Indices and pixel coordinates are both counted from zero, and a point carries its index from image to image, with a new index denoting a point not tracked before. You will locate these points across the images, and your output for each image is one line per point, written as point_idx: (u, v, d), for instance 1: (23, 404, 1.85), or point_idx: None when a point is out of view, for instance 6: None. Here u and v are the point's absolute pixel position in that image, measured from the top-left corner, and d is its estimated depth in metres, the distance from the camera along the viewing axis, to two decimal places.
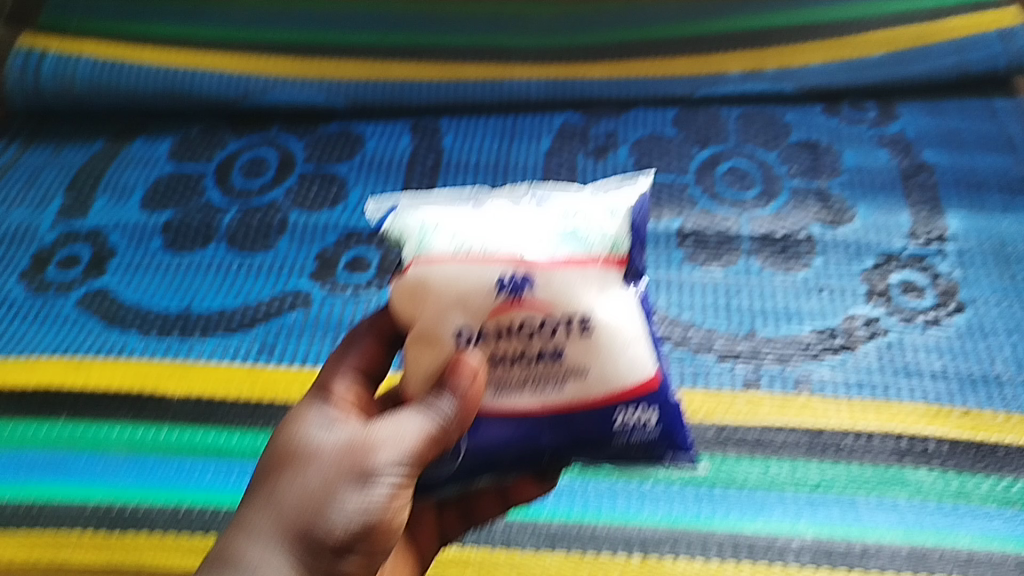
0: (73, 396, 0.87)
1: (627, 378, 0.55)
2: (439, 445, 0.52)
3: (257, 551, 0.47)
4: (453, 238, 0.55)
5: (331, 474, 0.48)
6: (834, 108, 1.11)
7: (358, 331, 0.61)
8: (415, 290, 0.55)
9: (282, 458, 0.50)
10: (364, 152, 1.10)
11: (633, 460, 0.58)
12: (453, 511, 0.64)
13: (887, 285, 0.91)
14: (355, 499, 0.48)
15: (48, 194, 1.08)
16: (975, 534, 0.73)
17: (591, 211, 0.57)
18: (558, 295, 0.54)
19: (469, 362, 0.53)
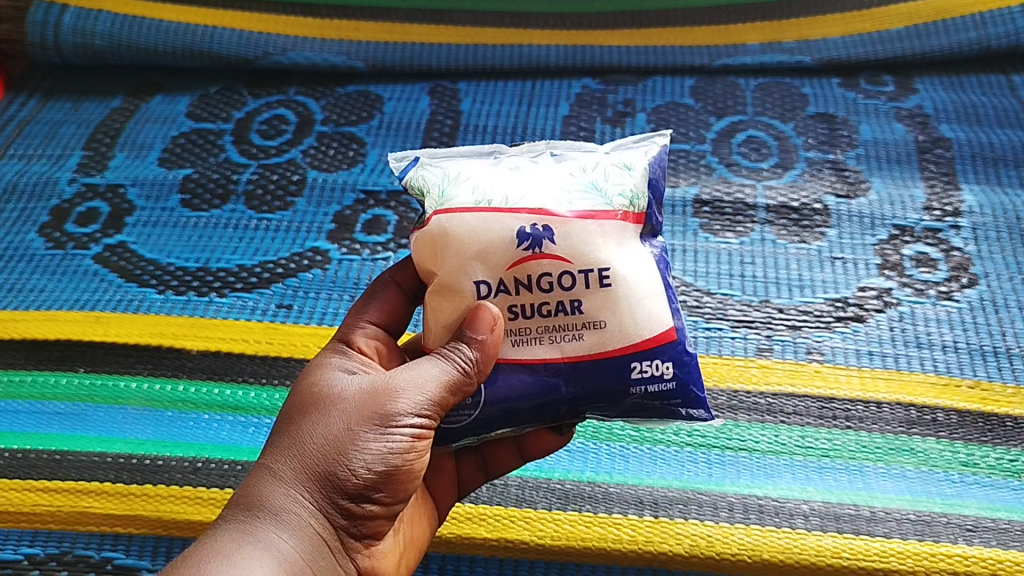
0: (90, 348, 0.88)
1: (644, 330, 0.56)
2: (458, 391, 0.54)
3: (282, 490, 0.50)
4: (474, 191, 0.56)
5: (352, 420, 0.51)
6: (853, 80, 1.10)
7: (381, 282, 0.63)
8: (435, 240, 0.55)
9: (307, 405, 0.53)
10: (382, 114, 1.10)
11: (649, 417, 0.59)
12: (471, 459, 0.67)
13: (899, 257, 0.91)
14: (375, 443, 0.51)
15: (67, 149, 1.09)
16: (981, 503, 0.73)
17: (607, 168, 0.58)
18: (578, 247, 0.55)
19: (489, 311, 0.54)
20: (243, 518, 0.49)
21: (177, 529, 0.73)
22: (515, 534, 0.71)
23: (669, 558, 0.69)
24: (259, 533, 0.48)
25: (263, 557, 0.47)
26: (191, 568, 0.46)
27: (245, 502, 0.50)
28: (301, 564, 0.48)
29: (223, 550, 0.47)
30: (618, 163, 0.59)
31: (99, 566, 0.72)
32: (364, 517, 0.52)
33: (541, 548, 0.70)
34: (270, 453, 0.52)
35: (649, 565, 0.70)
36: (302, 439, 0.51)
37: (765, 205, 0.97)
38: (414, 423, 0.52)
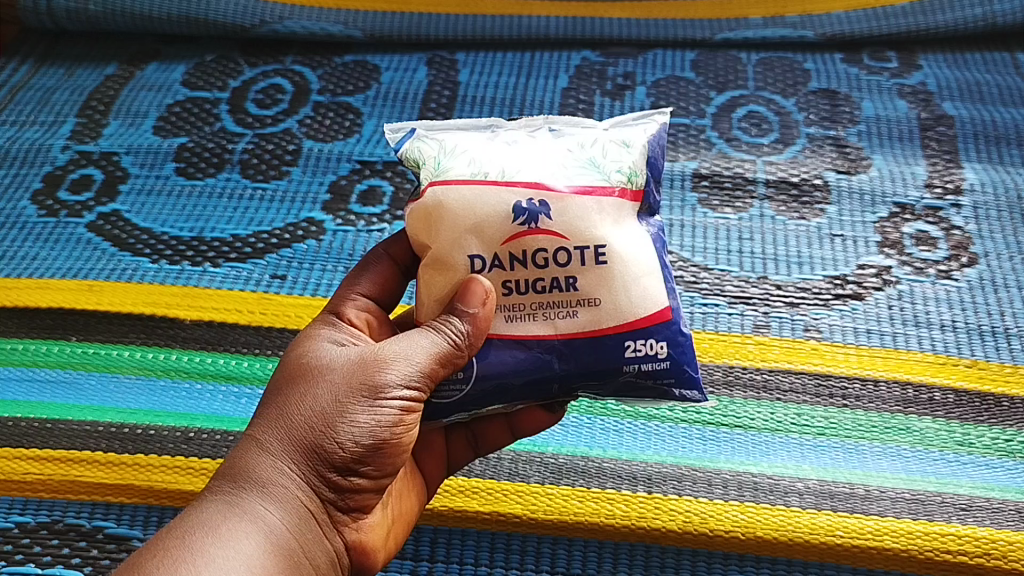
0: (84, 317, 0.87)
1: (639, 309, 0.55)
2: (449, 364, 0.53)
3: (269, 463, 0.49)
4: (471, 164, 0.55)
5: (341, 391, 0.50)
6: (856, 57, 1.09)
7: (374, 253, 0.63)
8: (429, 213, 0.54)
9: (296, 375, 0.52)
10: (379, 85, 1.09)
11: (642, 398, 0.58)
12: (460, 434, 0.66)
13: (899, 235, 0.91)
14: (363, 415, 0.50)
15: (60, 116, 1.07)
16: (976, 483, 0.73)
17: (606, 144, 0.58)
18: (574, 223, 0.54)
19: (481, 284, 0.53)
20: (229, 490, 0.49)
21: (169, 499, 0.73)
22: (509, 507, 0.70)
23: (662, 534, 0.69)
24: (245, 506, 0.48)
25: (250, 531, 0.47)
26: (175, 542, 0.45)
27: (232, 472, 0.49)
28: (288, 538, 0.48)
29: (209, 524, 0.47)
30: (617, 140, 0.58)
31: (90, 534, 0.71)
32: (352, 490, 0.51)
33: (535, 522, 0.70)
34: (257, 423, 0.51)
35: (641, 541, 0.69)
36: (289, 410, 0.50)
37: (764, 180, 0.96)
38: (403, 395, 0.51)
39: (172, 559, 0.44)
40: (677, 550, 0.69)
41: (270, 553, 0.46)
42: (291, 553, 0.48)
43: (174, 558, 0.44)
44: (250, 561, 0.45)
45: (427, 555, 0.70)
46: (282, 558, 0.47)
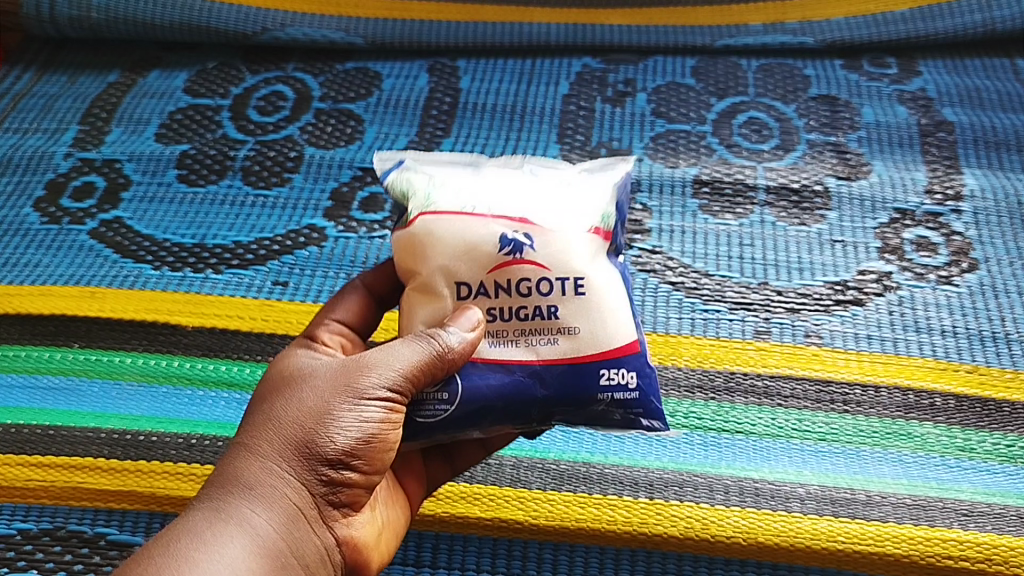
0: (86, 323, 0.87)
1: (614, 339, 0.55)
2: (435, 376, 0.53)
3: (255, 466, 0.49)
4: (458, 197, 0.56)
5: (326, 395, 0.51)
6: (856, 62, 1.09)
7: (351, 285, 0.63)
8: (416, 241, 0.55)
9: (281, 386, 0.53)
10: (381, 92, 1.09)
11: (607, 427, 0.57)
12: (437, 458, 0.66)
13: (900, 241, 0.91)
14: (348, 414, 0.51)
15: (63, 123, 1.08)
16: (977, 488, 0.73)
17: (579, 187, 0.59)
18: (556, 256, 0.55)
19: (472, 313, 0.54)
20: (216, 495, 0.48)
21: (172, 506, 0.73)
22: (510, 514, 0.70)
23: (664, 540, 0.69)
24: (231, 510, 0.47)
25: (237, 534, 0.46)
26: (161, 547, 0.45)
27: (219, 481, 0.49)
28: (276, 539, 0.47)
29: (196, 528, 0.46)
30: (591, 185, 0.59)
31: (92, 542, 0.72)
32: (341, 489, 0.51)
33: (536, 529, 0.70)
34: (244, 432, 0.52)
35: (642, 547, 0.69)
36: (276, 415, 0.51)
37: (765, 186, 0.96)
38: (385, 397, 0.52)
39: (157, 563, 0.44)
40: (678, 556, 0.69)
41: (258, 554, 0.46)
42: (278, 554, 0.47)
43: (160, 562, 0.44)
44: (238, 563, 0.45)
45: (429, 561, 0.70)
46: (270, 559, 0.46)
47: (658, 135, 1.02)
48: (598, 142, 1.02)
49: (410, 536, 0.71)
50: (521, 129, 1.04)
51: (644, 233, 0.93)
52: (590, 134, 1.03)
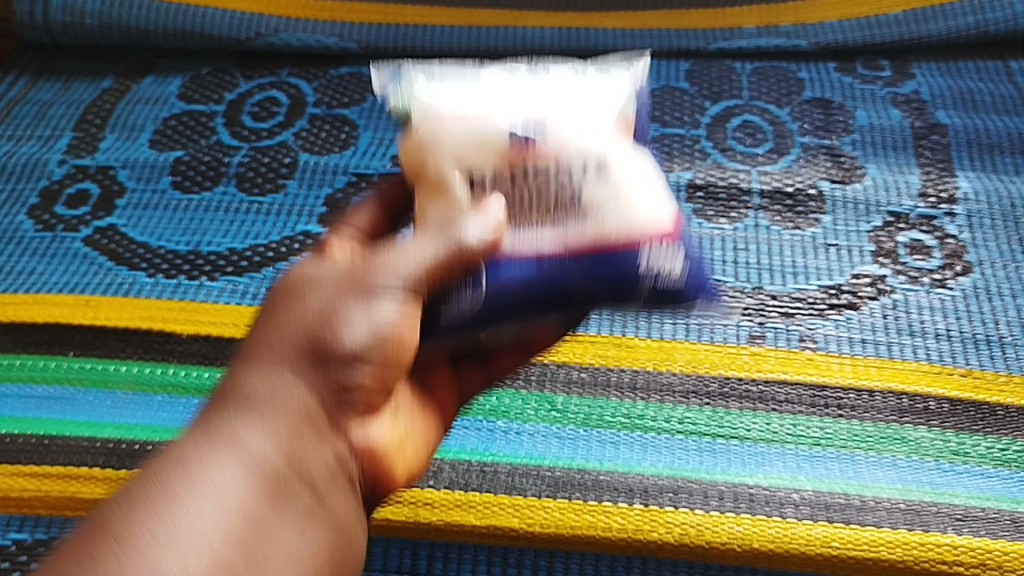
0: (81, 332, 0.87)
1: (645, 213, 0.54)
2: (452, 271, 0.50)
3: (260, 386, 0.47)
4: (460, 102, 0.57)
5: (334, 296, 0.48)
6: (849, 65, 1.09)
7: (353, 211, 0.59)
8: (422, 142, 0.55)
9: (289, 289, 0.50)
10: (375, 97, 1.09)
11: (654, 308, 0.56)
12: (469, 361, 0.62)
13: (894, 244, 0.91)
14: (359, 312, 0.47)
15: (57, 129, 1.08)
16: (971, 493, 0.73)
17: (588, 82, 0.60)
18: (566, 141, 0.55)
19: (493, 208, 0.52)
20: (216, 414, 0.47)
21: None
22: (504, 521, 0.70)
23: (657, 547, 0.69)
24: (227, 429, 0.46)
25: (227, 458, 0.44)
26: (144, 479, 0.43)
27: (223, 396, 0.48)
28: (272, 458, 0.45)
29: (195, 460, 0.44)
30: (599, 78, 0.60)
31: None
32: (356, 393, 0.48)
33: (530, 536, 0.70)
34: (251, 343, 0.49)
35: (638, 554, 0.69)
36: (282, 322, 0.48)
37: (759, 190, 0.96)
38: (401, 293, 0.48)
39: (140, 494, 0.42)
40: (673, 562, 0.69)
41: (251, 479, 0.44)
42: (276, 474, 0.45)
43: (143, 494, 0.42)
44: (237, 497, 0.43)
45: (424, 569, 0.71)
46: (266, 480, 0.44)
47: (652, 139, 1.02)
48: None
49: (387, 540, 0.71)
50: None
51: None
52: None
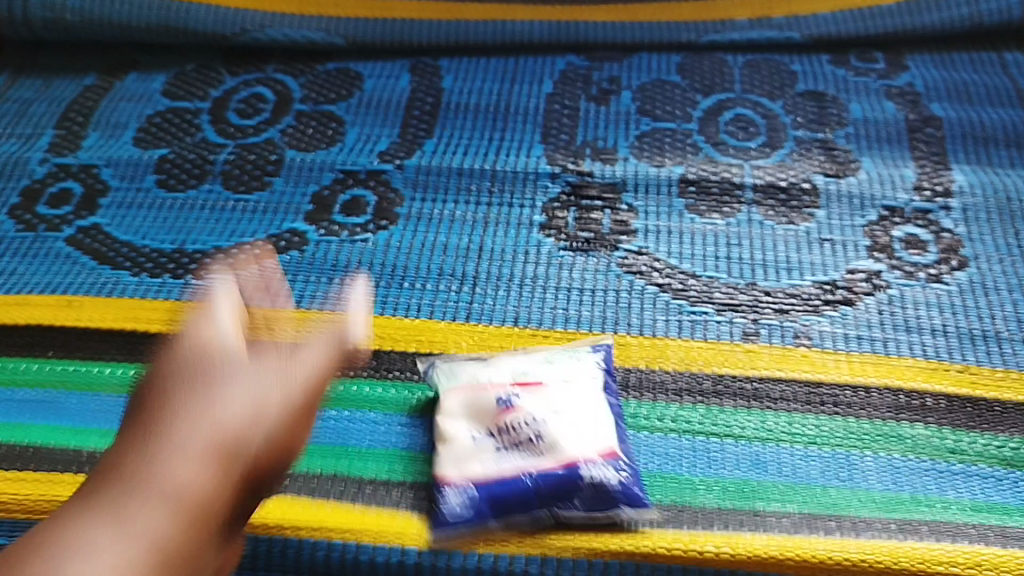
0: (63, 334, 0.85)
1: None
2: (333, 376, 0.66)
3: (185, 429, 0.57)
4: None
5: (230, 430, 0.58)
6: (842, 58, 1.08)
7: None
8: None
9: (166, 409, 0.58)
10: (362, 93, 1.08)
11: None
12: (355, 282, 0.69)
13: (889, 239, 0.90)
14: (254, 397, 0.60)
15: (38, 128, 1.06)
16: (965, 501, 0.71)
17: None
18: None
19: None
20: (113, 491, 0.53)
21: None
22: (493, 529, 0.68)
23: (651, 551, 0.66)
24: (138, 482, 0.54)
25: (151, 504, 0.53)
26: (45, 535, 0.50)
27: (112, 483, 0.54)
28: (191, 492, 0.54)
29: (87, 529, 0.50)
30: None
31: None
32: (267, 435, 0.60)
33: (520, 543, 0.67)
34: (138, 435, 0.57)
35: (630, 560, 0.66)
36: (169, 435, 0.57)
37: (752, 185, 0.95)
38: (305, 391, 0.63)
39: (42, 553, 0.48)
40: (668, 569, 0.66)
41: (177, 512, 0.53)
42: (184, 513, 0.53)
43: (38, 558, 0.47)
44: (122, 560, 0.49)
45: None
46: (191, 511, 0.54)
47: (643, 134, 1.01)
48: (583, 142, 1.00)
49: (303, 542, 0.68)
50: (505, 129, 1.03)
51: (630, 234, 0.92)
52: (574, 134, 1.01)
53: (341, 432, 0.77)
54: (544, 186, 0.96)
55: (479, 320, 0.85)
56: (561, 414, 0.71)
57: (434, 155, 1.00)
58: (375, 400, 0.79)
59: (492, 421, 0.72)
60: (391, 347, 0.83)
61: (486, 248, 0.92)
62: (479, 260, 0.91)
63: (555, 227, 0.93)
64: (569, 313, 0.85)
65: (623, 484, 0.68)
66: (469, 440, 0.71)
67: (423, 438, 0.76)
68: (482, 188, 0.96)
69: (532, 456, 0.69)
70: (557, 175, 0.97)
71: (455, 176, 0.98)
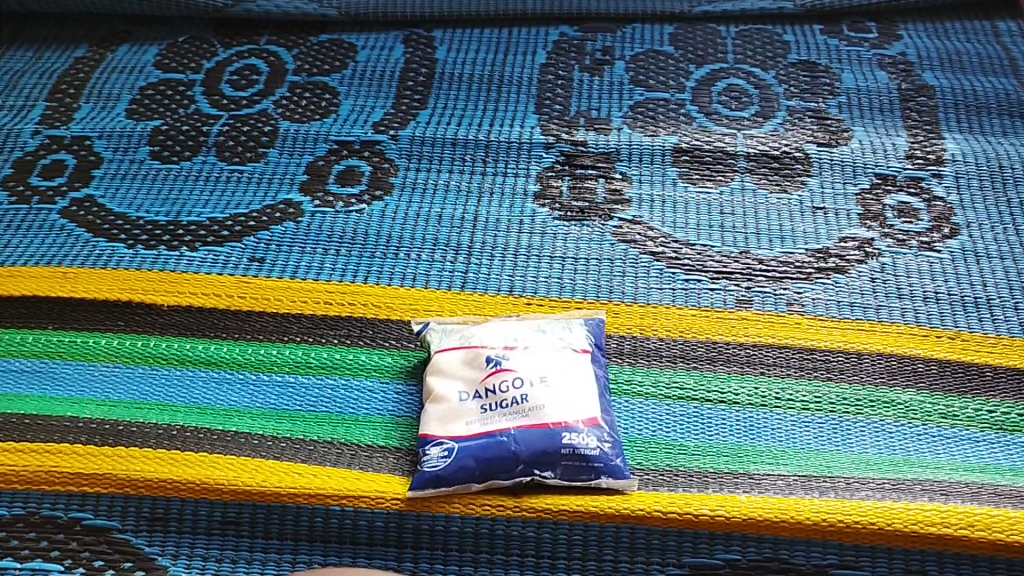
0: (59, 305, 0.85)
1: None
2: None
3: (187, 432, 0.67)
4: None
5: None
6: (835, 28, 1.08)
7: None
8: None
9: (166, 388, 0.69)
10: (356, 64, 1.07)
11: None
12: None
13: (881, 207, 0.90)
14: None
15: (29, 99, 1.05)
16: (957, 462, 0.72)
17: None
18: None
19: None
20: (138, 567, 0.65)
21: (147, 489, 0.69)
22: (492, 500, 0.68)
23: (646, 515, 0.66)
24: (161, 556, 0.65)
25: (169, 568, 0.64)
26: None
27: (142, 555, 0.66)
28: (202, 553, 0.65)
29: None
30: None
31: (67, 527, 0.69)
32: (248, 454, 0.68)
33: (517, 507, 0.67)
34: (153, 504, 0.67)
35: (627, 523, 0.66)
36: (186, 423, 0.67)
37: (745, 154, 0.95)
38: None
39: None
40: (663, 531, 0.66)
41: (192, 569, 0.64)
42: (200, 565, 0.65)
43: None
44: None
45: (411, 542, 0.68)
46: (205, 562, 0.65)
47: (637, 104, 1.01)
48: (577, 112, 1.00)
49: (300, 510, 0.68)
50: (499, 100, 1.03)
51: (624, 203, 0.92)
52: (568, 104, 1.01)
53: (338, 400, 0.78)
54: (539, 157, 0.96)
55: (474, 289, 0.86)
56: (548, 381, 0.72)
57: (428, 125, 1.00)
58: (371, 366, 0.80)
59: (481, 382, 0.73)
60: (387, 317, 0.84)
61: (481, 218, 0.92)
62: (474, 230, 0.91)
63: (549, 196, 0.93)
64: (564, 282, 0.86)
65: (604, 455, 0.69)
66: (456, 399, 0.72)
67: (418, 405, 0.77)
68: (476, 159, 0.97)
69: (514, 422, 0.70)
70: (552, 145, 0.97)
71: (449, 147, 0.98)
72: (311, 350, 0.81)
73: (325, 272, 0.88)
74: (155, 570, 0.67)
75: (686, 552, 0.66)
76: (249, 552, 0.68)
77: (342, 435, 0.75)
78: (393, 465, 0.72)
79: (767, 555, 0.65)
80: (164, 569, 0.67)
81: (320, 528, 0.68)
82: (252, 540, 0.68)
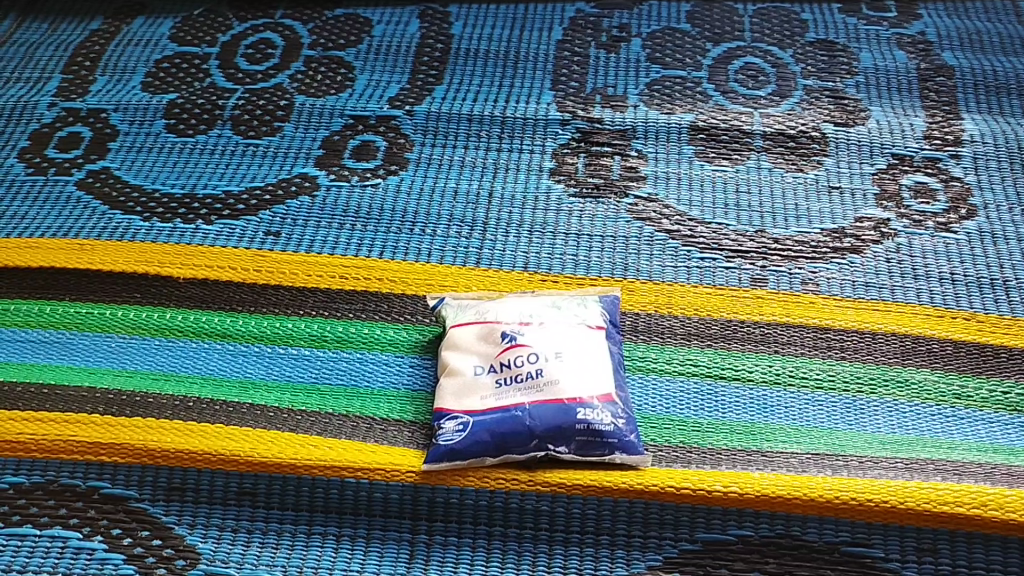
0: (77, 276, 0.86)
1: None
2: None
3: None
4: None
5: None
6: (853, 7, 1.08)
7: None
8: None
9: None
10: (371, 38, 1.07)
11: None
12: None
13: (898, 187, 0.90)
14: None
15: (46, 72, 1.05)
16: (970, 442, 0.72)
17: None
18: None
19: None
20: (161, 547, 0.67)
21: (164, 459, 0.69)
22: (504, 474, 0.68)
23: (659, 490, 0.66)
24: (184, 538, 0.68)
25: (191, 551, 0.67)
26: None
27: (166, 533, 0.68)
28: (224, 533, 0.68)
29: None
30: None
31: (86, 495, 0.69)
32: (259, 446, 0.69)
33: (531, 481, 0.67)
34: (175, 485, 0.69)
35: (639, 499, 0.67)
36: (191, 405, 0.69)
37: (762, 132, 0.95)
38: None
39: None
40: (676, 507, 0.67)
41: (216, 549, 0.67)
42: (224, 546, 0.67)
43: None
44: None
45: (425, 514, 0.68)
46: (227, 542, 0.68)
47: (654, 81, 1.01)
48: (593, 89, 1.00)
49: (316, 481, 0.69)
50: (515, 75, 1.03)
51: (640, 180, 0.92)
52: (584, 81, 1.01)
53: (353, 373, 0.78)
54: (555, 133, 0.96)
55: (489, 265, 0.86)
56: (564, 356, 0.72)
57: (444, 101, 1.00)
58: (386, 340, 0.81)
59: (496, 356, 0.73)
60: (403, 291, 0.84)
61: (496, 194, 0.92)
62: (489, 206, 0.91)
63: (565, 172, 0.93)
64: (579, 259, 0.86)
65: (618, 431, 0.69)
66: (471, 374, 0.73)
67: (433, 379, 0.77)
68: (492, 135, 0.97)
69: (528, 396, 0.70)
70: (568, 121, 0.97)
71: (465, 122, 0.98)
72: (326, 324, 0.82)
73: (340, 246, 0.88)
74: (172, 538, 0.68)
75: (699, 527, 0.66)
76: (265, 523, 0.68)
77: (357, 408, 0.76)
78: (408, 439, 0.73)
79: (779, 531, 0.66)
80: (181, 538, 0.68)
81: (335, 500, 0.68)
82: (267, 511, 0.69)
